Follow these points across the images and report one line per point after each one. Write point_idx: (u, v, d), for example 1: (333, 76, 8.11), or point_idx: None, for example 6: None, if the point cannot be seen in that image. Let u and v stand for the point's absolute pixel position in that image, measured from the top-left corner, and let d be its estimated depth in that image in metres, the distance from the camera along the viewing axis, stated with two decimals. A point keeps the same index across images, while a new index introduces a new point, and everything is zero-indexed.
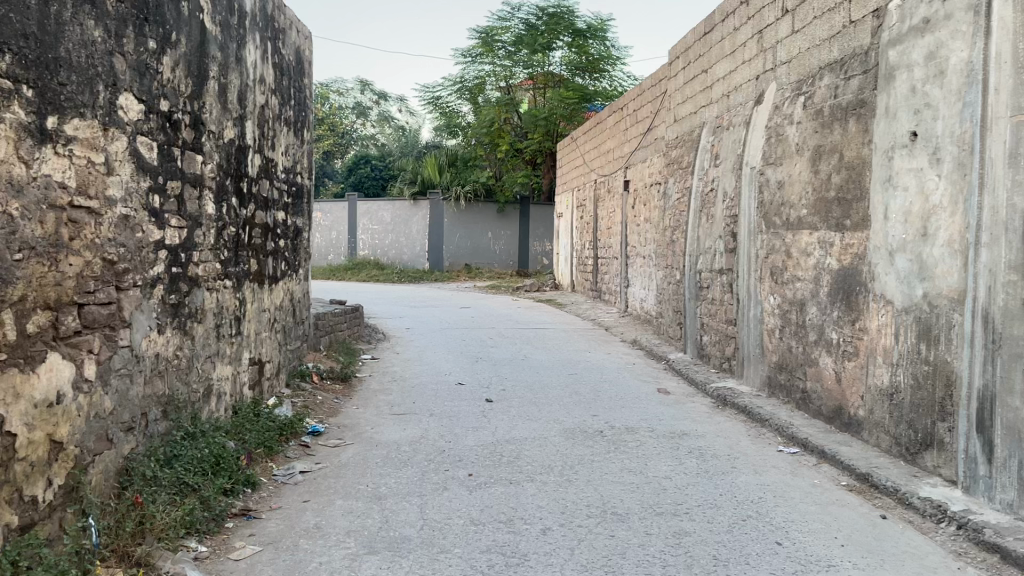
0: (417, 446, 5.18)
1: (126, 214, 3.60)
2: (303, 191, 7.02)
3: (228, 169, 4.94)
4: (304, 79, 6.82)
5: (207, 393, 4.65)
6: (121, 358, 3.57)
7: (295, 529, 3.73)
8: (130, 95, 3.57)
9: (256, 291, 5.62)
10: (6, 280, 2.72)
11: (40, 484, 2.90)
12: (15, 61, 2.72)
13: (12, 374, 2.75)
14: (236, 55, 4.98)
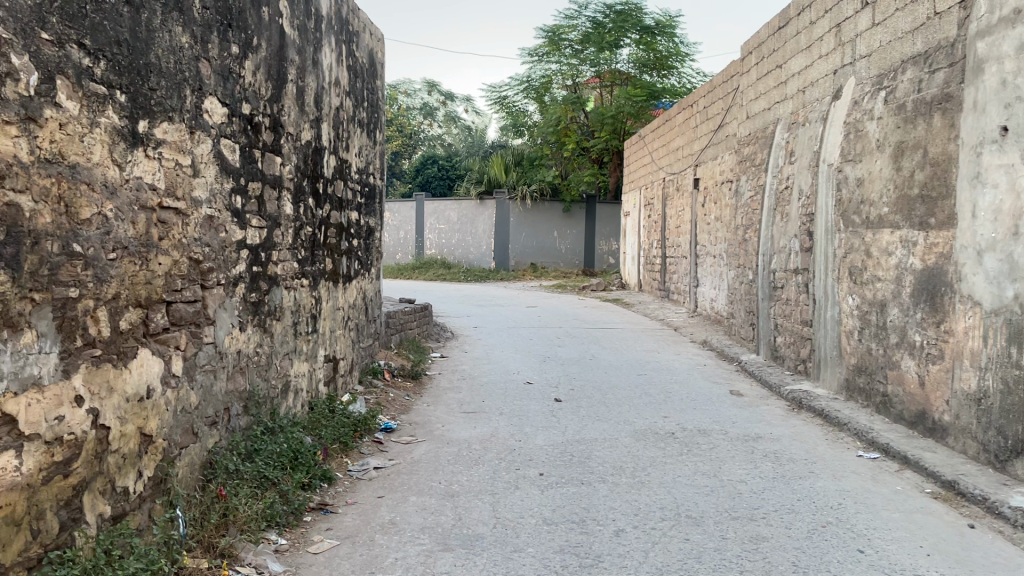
0: (488, 445, 5.20)
1: (211, 215, 3.70)
2: (376, 191, 7.13)
3: (305, 170, 5.04)
4: (376, 81, 6.92)
5: (285, 389, 4.76)
6: (206, 355, 3.68)
7: (371, 524, 3.79)
8: (215, 99, 3.67)
9: (331, 289, 5.74)
10: (102, 279, 2.81)
11: (131, 475, 3.01)
12: (109, 67, 2.82)
13: (107, 369, 2.85)
14: (313, 58, 5.08)
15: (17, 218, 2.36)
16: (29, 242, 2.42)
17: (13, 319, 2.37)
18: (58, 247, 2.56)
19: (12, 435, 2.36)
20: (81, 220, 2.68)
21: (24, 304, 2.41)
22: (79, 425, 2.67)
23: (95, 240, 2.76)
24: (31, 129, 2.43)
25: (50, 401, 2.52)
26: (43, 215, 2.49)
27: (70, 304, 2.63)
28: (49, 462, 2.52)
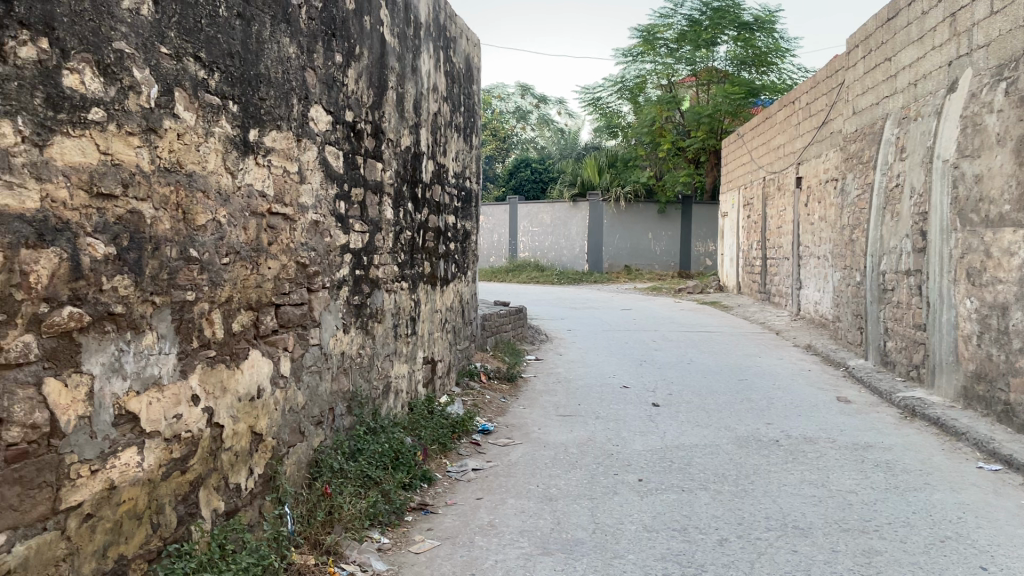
0: (585, 448, 5.16)
1: (316, 220, 3.80)
2: (472, 195, 7.19)
3: (404, 176, 5.12)
4: (473, 85, 6.99)
5: (386, 390, 4.85)
6: (312, 356, 3.78)
7: (471, 525, 3.81)
8: (320, 108, 3.77)
9: (430, 292, 5.81)
10: (216, 283, 2.92)
11: (243, 472, 3.12)
12: (223, 79, 2.93)
13: (221, 369, 2.96)
14: (412, 65, 5.16)
15: (139, 225, 2.45)
16: (150, 248, 2.52)
17: (136, 321, 2.46)
18: (176, 253, 2.66)
19: (136, 432, 2.46)
20: (197, 226, 2.79)
21: (145, 307, 2.50)
22: (195, 423, 2.78)
23: (210, 245, 2.86)
24: (152, 140, 2.52)
25: (169, 400, 2.63)
26: (162, 222, 2.58)
27: (188, 307, 2.74)
28: (168, 458, 2.62)
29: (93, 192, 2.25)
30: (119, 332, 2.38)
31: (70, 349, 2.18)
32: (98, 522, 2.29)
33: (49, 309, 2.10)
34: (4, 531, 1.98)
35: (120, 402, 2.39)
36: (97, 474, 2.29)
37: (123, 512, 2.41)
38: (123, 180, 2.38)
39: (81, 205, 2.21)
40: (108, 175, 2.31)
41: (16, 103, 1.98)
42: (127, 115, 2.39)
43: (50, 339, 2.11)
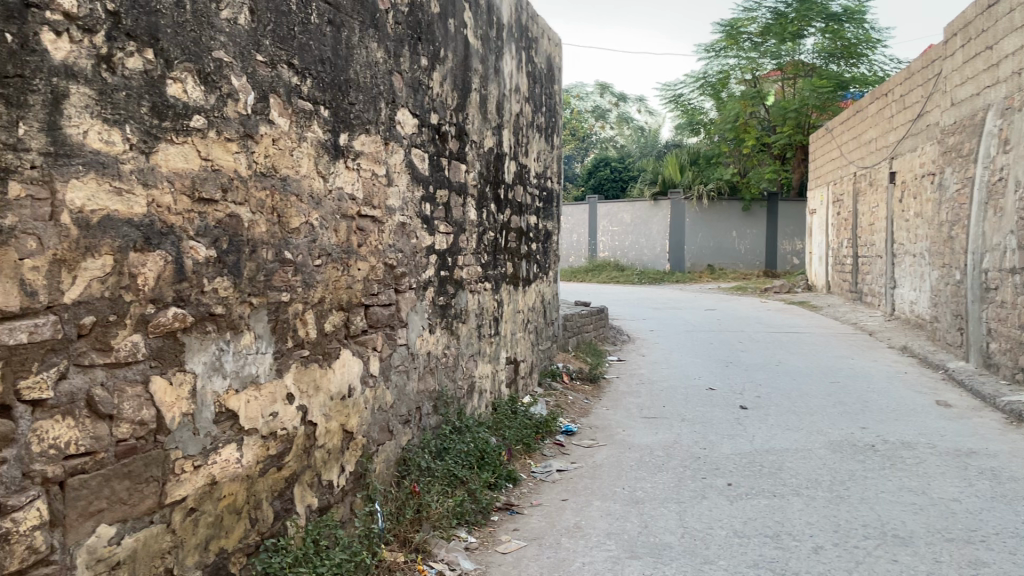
0: (671, 451, 5.08)
1: (403, 222, 3.85)
2: (554, 195, 7.19)
3: (487, 177, 5.14)
4: (554, 85, 6.97)
5: (471, 390, 4.87)
6: (399, 356, 3.83)
7: (557, 527, 3.79)
8: (406, 111, 3.82)
9: (512, 292, 5.83)
10: (310, 284, 2.99)
11: (335, 469, 3.19)
12: (315, 85, 2.99)
13: (314, 368, 3.03)
14: (495, 66, 5.18)
15: (237, 228, 2.53)
16: (248, 250, 2.59)
17: (235, 321, 2.54)
18: (272, 255, 2.73)
19: (235, 429, 2.54)
20: (291, 229, 2.85)
21: (243, 308, 2.58)
22: (290, 421, 2.85)
23: (303, 248, 2.93)
24: (249, 145, 2.59)
25: (266, 398, 2.71)
26: (259, 225, 2.65)
27: (283, 308, 2.81)
28: (265, 455, 2.70)
29: (195, 197, 2.32)
30: (219, 332, 2.46)
31: (174, 349, 2.26)
32: (200, 516, 2.37)
33: (155, 310, 2.18)
34: (115, 523, 2.06)
35: (220, 400, 2.47)
36: (200, 469, 2.37)
37: (224, 507, 2.48)
38: (222, 185, 2.45)
39: (184, 210, 2.28)
40: (209, 181, 2.38)
41: (124, 113, 2.05)
42: (226, 121, 2.47)
43: (157, 339, 2.19)
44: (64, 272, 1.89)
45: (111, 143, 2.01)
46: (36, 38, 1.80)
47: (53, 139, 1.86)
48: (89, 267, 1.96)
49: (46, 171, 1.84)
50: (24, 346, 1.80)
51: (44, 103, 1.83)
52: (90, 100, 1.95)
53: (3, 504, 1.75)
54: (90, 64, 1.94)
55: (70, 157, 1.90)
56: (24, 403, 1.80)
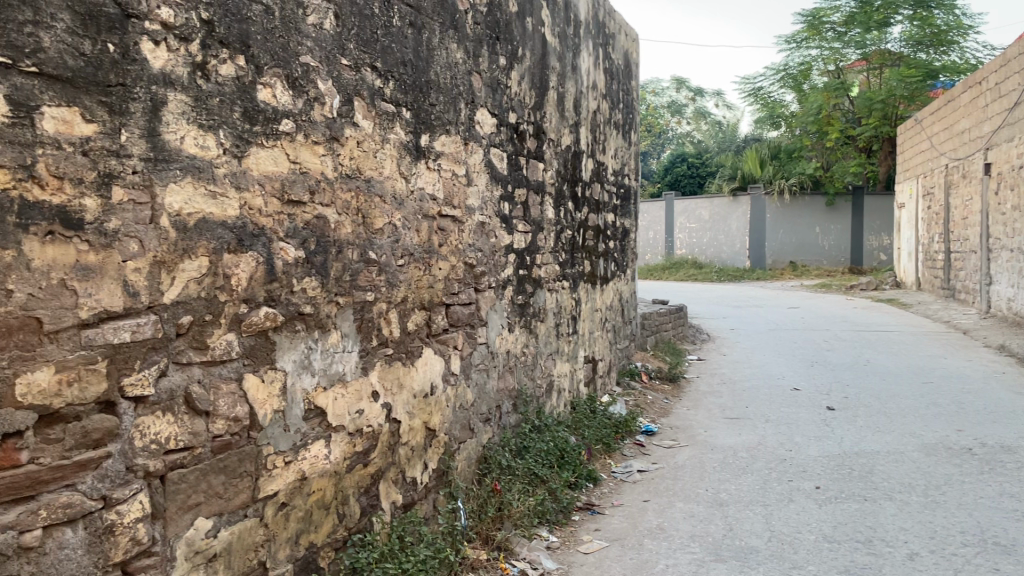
0: (755, 453, 4.96)
1: (483, 222, 3.87)
2: (632, 192, 7.12)
3: (565, 175, 5.13)
4: (631, 82, 6.91)
5: (549, 389, 4.87)
6: (480, 355, 3.85)
7: (639, 528, 3.75)
8: (486, 111, 3.83)
9: (590, 290, 5.79)
10: (393, 283, 3.03)
11: (419, 467, 3.23)
12: (397, 87, 3.03)
13: (398, 367, 3.07)
14: (572, 64, 5.16)
15: (324, 230, 2.57)
16: (334, 251, 2.64)
17: (323, 321, 2.59)
18: (357, 255, 2.77)
19: (323, 426, 2.59)
20: (375, 229, 2.90)
21: (331, 307, 2.63)
22: (376, 418, 2.90)
23: (387, 248, 2.97)
24: (335, 148, 2.64)
25: (352, 395, 2.76)
26: (344, 226, 2.70)
27: (368, 308, 2.86)
28: (352, 451, 2.75)
29: (284, 199, 2.38)
30: (308, 331, 2.51)
31: (265, 347, 2.32)
32: (291, 511, 2.43)
33: (248, 309, 2.24)
34: (212, 516, 2.13)
35: (309, 397, 2.52)
36: (290, 465, 2.43)
37: (313, 503, 2.54)
38: (310, 187, 2.50)
39: (274, 212, 2.34)
40: (297, 183, 2.44)
41: (217, 118, 2.11)
42: (313, 124, 2.52)
43: (249, 338, 2.26)
44: (164, 273, 1.96)
45: (206, 148, 2.07)
46: (135, 48, 1.86)
47: (153, 145, 1.92)
48: (187, 268, 2.02)
49: (147, 176, 1.90)
50: (127, 345, 1.86)
51: (144, 110, 1.89)
52: (186, 106, 2.01)
53: (107, 496, 1.82)
54: (186, 71, 2.00)
55: (169, 163, 1.96)
56: (127, 399, 1.87)
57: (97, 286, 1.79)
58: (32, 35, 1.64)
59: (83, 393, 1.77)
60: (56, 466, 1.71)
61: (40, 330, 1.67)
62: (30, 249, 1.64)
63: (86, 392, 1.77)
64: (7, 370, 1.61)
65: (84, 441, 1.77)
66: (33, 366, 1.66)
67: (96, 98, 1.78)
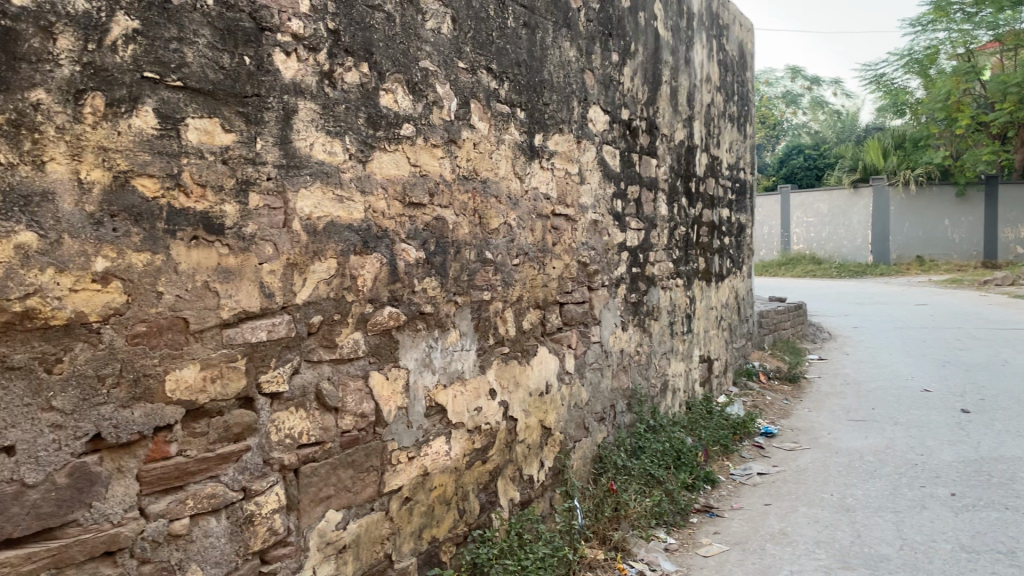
0: (883, 458, 4.74)
1: (596, 219, 3.85)
2: (747, 186, 6.92)
3: (678, 170, 5.04)
4: (746, 73, 6.72)
5: (664, 388, 4.80)
6: (594, 354, 3.84)
7: (761, 532, 3.65)
8: (598, 108, 3.81)
9: (705, 288, 5.67)
10: (509, 283, 3.05)
11: (535, 464, 3.25)
12: (512, 88, 3.05)
13: (514, 365, 3.10)
14: (685, 57, 5.07)
15: (443, 231, 2.62)
16: (453, 251, 2.69)
17: (442, 320, 2.64)
18: (474, 255, 2.81)
19: (444, 423, 2.65)
20: (491, 229, 2.93)
21: (450, 307, 2.68)
22: (493, 416, 2.94)
23: (503, 248, 3.00)
24: (452, 150, 2.68)
25: (471, 393, 2.80)
26: (462, 227, 2.74)
27: (484, 307, 2.90)
28: (471, 448, 2.79)
29: (405, 202, 2.44)
30: (428, 330, 2.57)
31: (389, 346, 2.39)
32: (414, 505, 2.50)
33: (373, 309, 2.31)
34: (341, 509, 2.20)
35: (430, 394, 2.58)
36: (413, 461, 2.49)
37: (435, 498, 2.59)
38: (429, 190, 2.56)
39: (396, 214, 2.40)
40: (417, 186, 2.49)
41: (344, 125, 2.18)
42: (432, 128, 2.57)
43: (374, 337, 2.33)
44: (296, 275, 2.04)
45: (333, 154, 2.15)
46: (269, 60, 1.95)
47: (285, 152, 2.00)
48: (316, 270, 2.10)
49: (280, 182, 1.99)
50: (264, 343, 1.96)
51: (277, 119, 1.98)
52: (315, 114, 2.09)
53: (247, 488, 1.91)
54: (314, 81, 2.08)
55: (299, 169, 2.04)
56: (264, 395, 1.96)
57: (237, 287, 1.88)
58: (177, 51, 1.73)
59: (225, 389, 1.86)
60: (202, 458, 1.81)
61: (186, 330, 1.77)
62: (177, 252, 1.74)
63: (228, 388, 1.87)
64: (158, 367, 1.71)
65: (226, 435, 1.87)
66: (181, 363, 1.76)
67: (234, 109, 1.86)
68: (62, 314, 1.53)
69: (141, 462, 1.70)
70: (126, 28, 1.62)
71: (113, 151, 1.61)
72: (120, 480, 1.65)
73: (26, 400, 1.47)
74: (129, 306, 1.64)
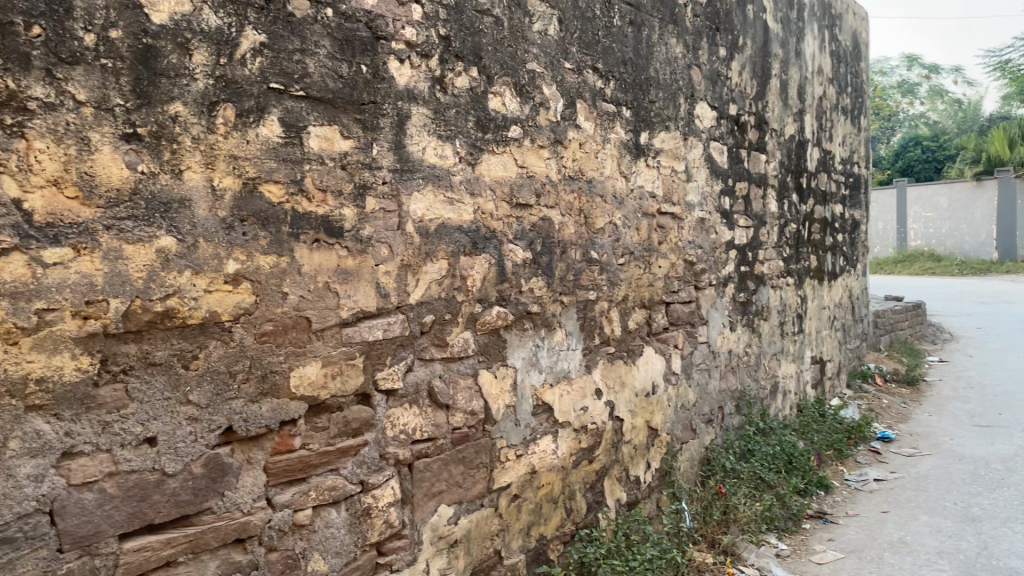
0: (1012, 466, 4.48)
1: (703, 218, 3.79)
2: (861, 181, 6.65)
3: (789, 166, 4.90)
4: (860, 63, 6.46)
5: (774, 390, 4.68)
6: (701, 354, 3.78)
7: (878, 540, 3.51)
8: (705, 104, 3.75)
9: (817, 287, 5.49)
10: (614, 282, 3.05)
11: (642, 465, 3.23)
12: (618, 86, 3.03)
13: (620, 365, 3.09)
14: (796, 49, 4.92)
15: (549, 231, 2.64)
16: (559, 251, 2.70)
17: (549, 320, 2.66)
18: (580, 255, 2.82)
19: (551, 422, 2.66)
20: (597, 229, 2.93)
21: (556, 306, 2.69)
22: (599, 416, 2.94)
23: (608, 248, 3.00)
24: (559, 151, 2.70)
25: (577, 392, 2.81)
26: (568, 227, 2.76)
27: (590, 307, 2.90)
28: (578, 447, 2.80)
29: (513, 203, 2.47)
30: (535, 330, 2.59)
31: (498, 345, 2.42)
32: (523, 503, 2.52)
33: (482, 309, 2.35)
34: (453, 504, 2.25)
35: (537, 393, 2.60)
36: (521, 458, 2.52)
37: (543, 496, 2.62)
38: (536, 190, 2.58)
39: (504, 215, 2.44)
40: (525, 187, 2.52)
41: (454, 128, 2.23)
42: (538, 129, 2.59)
43: (483, 336, 2.37)
44: (410, 276, 2.10)
45: (444, 157, 2.20)
46: (384, 67, 2.01)
47: (399, 157, 2.06)
48: (429, 270, 2.16)
49: (395, 186, 2.05)
50: (380, 342, 2.02)
51: (392, 124, 2.04)
52: (427, 119, 2.14)
53: (365, 481, 1.98)
54: (426, 86, 2.14)
55: (412, 173, 2.10)
56: (380, 392, 2.03)
57: (355, 288, 1.95)
58: (300, 61, 1.81)
59: (345, 386, 1.93)
60: (323, 451, 1.89)
61: (309, 328, 1.84)
62: (301, 255, 1.82)
63: (347, 385, 1.94)
64: (284, 364, 1.79)
65: (345, 429, 1.94)
66: (304, 361, 1.83)
67: (352, 116, 1.93)
68: (198, 313, 1.62)
69: (268, 455, 1.78)
70: (253, 42, 1.71)
71: (242, 159, 1.70)
72: (250, 471, 1.74)
73: (166, 394, 1.58)
74: (257, 306, 1.73)
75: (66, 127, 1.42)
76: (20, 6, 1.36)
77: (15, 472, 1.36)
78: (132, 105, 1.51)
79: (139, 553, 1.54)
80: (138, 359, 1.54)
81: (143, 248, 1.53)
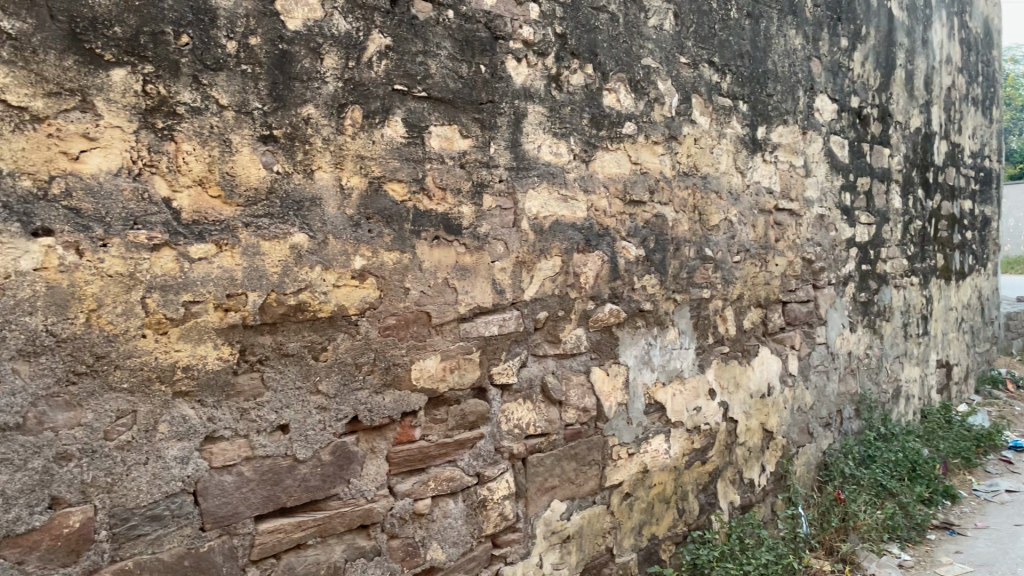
0: None
1: (822, 214, 3.66)
2: (993, 175, 6.28)
3: (914, 160, 4.68)
4: (993, 51, 6.10)
5: (897, 394, 4.48)
6: (819, 355, 3.66)
7: (1011, 555, 3.31)
8: (825, 96, 3.63)
9: (944, 287, 5.22)
10: (729, 280, 2.99)
11: (756, 468, 3.15)
12: (734, 80, 2.97)
13: (734, 364, 3.03)
14: (923, 37, 4.69)
15: (663, 228, 2.62)
16: (672, 248, 2.67)
17: (661, 318, 2.63)
18: (694, 253, 2.78)
19: (663, 421, 2.64)
20: (711, 226, 2.88)
21: (669, 304, 2.66)
22: (713, 416, 2.89)
23: (723, 245, 2.94)
24: (673, 147, 2.66)
25: (690, 392, 2.77)
26: (682, 224, 2.72)
27: (704, 305, 2.85)
28: (691, 448, 2.77)
29: (627, 200, 2.46)
30: (647, 328, 2.57)
31: (610, 343, 2.42)
32: (634, 501, 2.51)
33: (595, 306, 2.35)
34: (565, 500, 2.27)
35: (650, 392, 2.58)
36: (633, 457, 2.51)
37: (654, 495, 2.60)
38: (650, 187, 2.56)
39: (618, 213, 2.43)
40: (639, 184, 2.51)
41: (569, 126, 2.24)
42: (653, 125, 2.57)
43: (596, 333, 2.37)
44: (525, 272, 2.12)
45: (559, 155, 2.21)
46: (502, 67, 2.04)
47: (515, 155, 2.08)
48: (543, 267, 2.18)
49: (511, 184, 2.08)
50: (496, 337, 2.06)
51: (509, 123, 2.06)
52: (543, 117, 2.15)
53: (481, 474, 2.02)
54: (542, 84, 2.15)
55: (528, 170, 2.12)
56: (495, 386, 2.06)
57: (472, 284, 1.99)
58: (422, 63, 1.86)
59: (462, 379, 1.97)
60: (442, 443, 1.93)
61: (429, 322, 1.89)
62: (422, 251, 1.87)
63: (464, 378, 1.98)
64: (405, 357, 1.84)
65: (462, 422, 1.99)
66: (424, 354, 1.88)
67: (471, 116, 1.97)
68: (328, 306, 1.69)
69: (390, 444, 1.84)
70: (379, 45, 1.76)
71: (369, 159, 1.75)
72: (373, 459, 1.80)
73: (298, 383, 1.65)
74: (381, 301, 1.79)
75: (210, 130, 1.51)
76: (171, 16, 1.45)
77: (164, 454, 1.47)
78: (269, 108, 1.59)
79: (273, 534, 1.62)
80: (273, 350, 1.62)
81: (278, 244, 1.61)
